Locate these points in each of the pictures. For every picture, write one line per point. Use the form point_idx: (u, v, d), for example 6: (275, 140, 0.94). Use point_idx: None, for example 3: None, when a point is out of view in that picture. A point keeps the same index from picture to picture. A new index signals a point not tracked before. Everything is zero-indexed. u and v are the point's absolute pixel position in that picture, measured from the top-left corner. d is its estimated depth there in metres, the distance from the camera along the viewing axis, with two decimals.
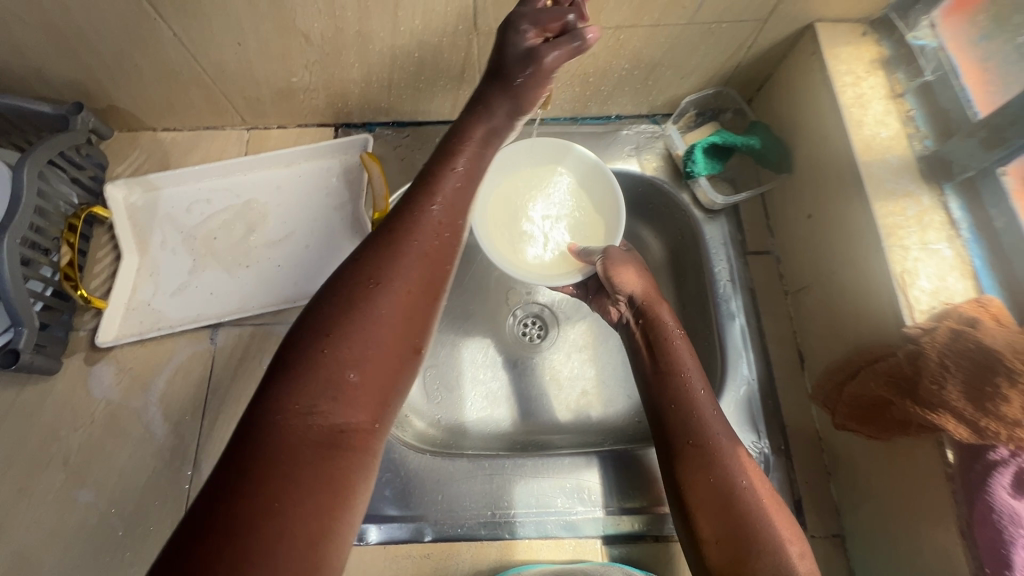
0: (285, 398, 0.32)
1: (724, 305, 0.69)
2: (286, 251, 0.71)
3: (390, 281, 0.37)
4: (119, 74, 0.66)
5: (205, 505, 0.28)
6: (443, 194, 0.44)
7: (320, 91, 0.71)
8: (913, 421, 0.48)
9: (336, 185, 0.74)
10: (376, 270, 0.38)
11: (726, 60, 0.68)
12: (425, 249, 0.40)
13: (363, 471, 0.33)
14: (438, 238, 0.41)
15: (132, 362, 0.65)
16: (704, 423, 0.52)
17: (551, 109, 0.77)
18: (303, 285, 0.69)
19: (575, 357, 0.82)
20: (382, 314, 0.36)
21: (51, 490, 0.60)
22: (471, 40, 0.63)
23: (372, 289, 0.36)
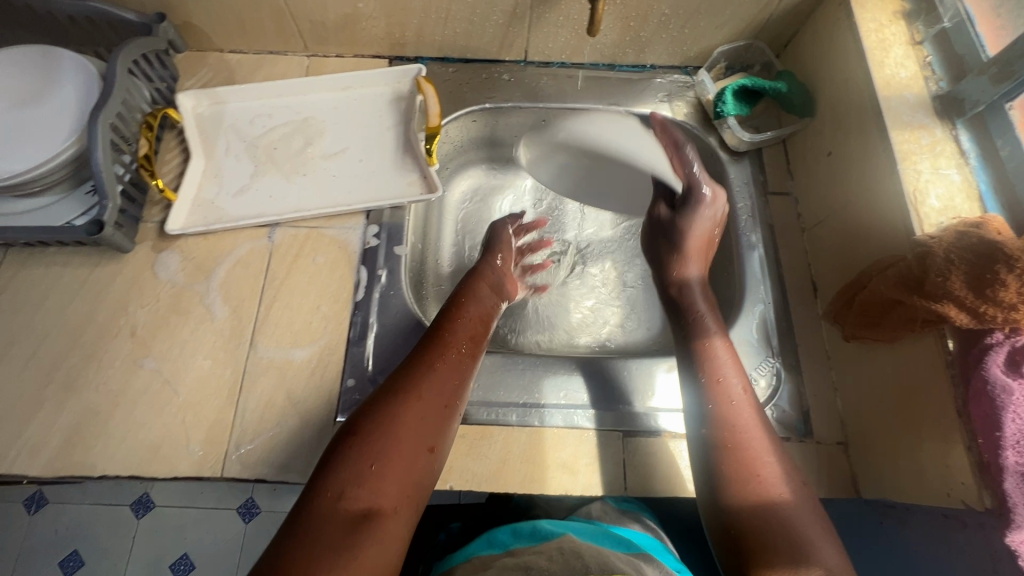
0: (327, 481, 0.48)
1: (746, 237, 0.74)
2: (341, 164, 0.76)
3: (419, 401, 0.54)
4: None
5: (277, 547, 0.44)
6: (457, 335, 0.62)
7: (382, 20, 0.77)
8: (918, 317, 0.52)
9: (389, 109, 0.80)
10: (401, 387, 0.55)
11: (759, 11, 0.74)
12: (436, 384, 0.56)
13: (382, 539, 0.46)
14: (453, 375, 0.58)
15: (196, 251, 0.70)
16: (740, 427, 0.55)
17: (592, 53, 0.82)
18: (356, 195, 0.74)
19: (598, 291, 0.87)
20: (412, 410, 0.53)
21: (118, 357, 0.65)
22: None
23: (396, 408, 0.53)
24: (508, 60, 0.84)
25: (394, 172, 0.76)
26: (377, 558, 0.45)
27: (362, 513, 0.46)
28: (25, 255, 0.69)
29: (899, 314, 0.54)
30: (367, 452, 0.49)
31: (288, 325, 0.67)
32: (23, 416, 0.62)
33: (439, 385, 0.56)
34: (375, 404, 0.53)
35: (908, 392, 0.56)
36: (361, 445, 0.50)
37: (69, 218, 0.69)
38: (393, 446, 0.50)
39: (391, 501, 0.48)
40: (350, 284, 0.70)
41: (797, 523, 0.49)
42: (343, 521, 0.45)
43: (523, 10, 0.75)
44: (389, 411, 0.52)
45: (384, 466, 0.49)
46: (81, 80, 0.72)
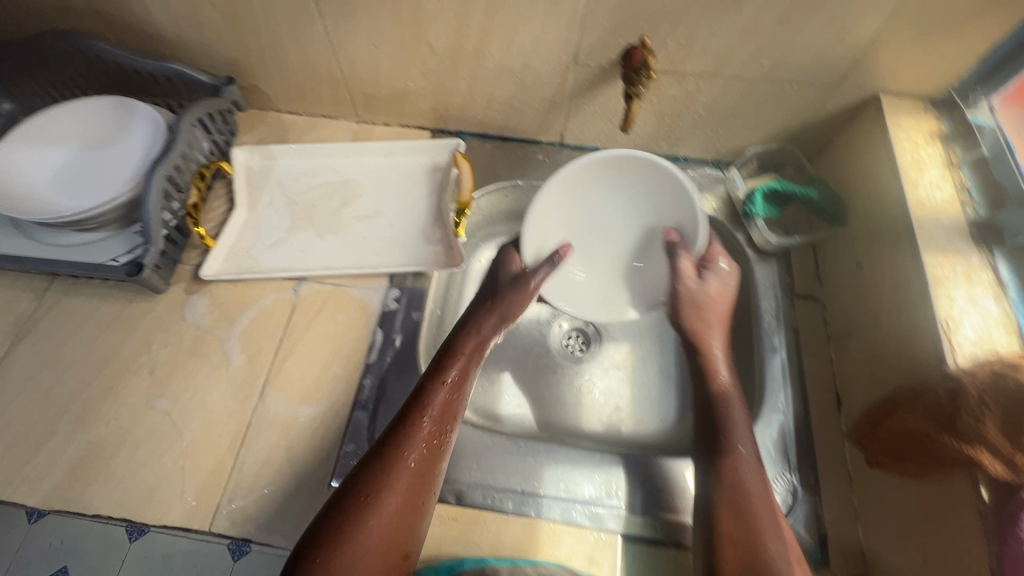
0: None
1: (766, 339, 0.72)
2: (373, 227, 0.79)
3: (389, 506, 0.52)
4: (268, 59, 0.78)
5: None
6: (433, 407, 0.59)
7: (428, 97, 0.82)
8: (948, 456, 0.49)
9: (426, 177, 0.83)
10: (368, 485, 0.53)
11: (793, 118, 0.76)
12: (414, 466, 0.55)
13: None
14: (426, 450, 0.57)
15: (224, 298, 0.73)
16: (748, 503, 0.55)
17: (625, 142, 0.85)
18: (383, 256, 0.77)
19: (612, 374, 0.87)
20: (374, 519, 0.51)
21: (135, 393, 0.67)
22: (569, 69, 0.73)
23: (362, 520, 0.51)
24: (544, 141, 0.87)
25: (421, 238, 0.78)
26: None
27: None
28: (72, 286, 0.74)
29: (927, 446, 0.51)
30: (331, 569, 0.48)
31: (299, 381, 0.68)
32: (34, 444, 0.63)
33: (415, 466, 0.55)
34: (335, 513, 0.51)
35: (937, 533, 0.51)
36: (323, 557, 0.48)
37: (114, 254, 0.73)
38: (361, 557, 0.49)
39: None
40: (365, 346, 0.71)
41: None
42: None
43: (562, 99, 0.78)
44: (352, 515, 0.51)
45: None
46: (150, 132, 0.79)
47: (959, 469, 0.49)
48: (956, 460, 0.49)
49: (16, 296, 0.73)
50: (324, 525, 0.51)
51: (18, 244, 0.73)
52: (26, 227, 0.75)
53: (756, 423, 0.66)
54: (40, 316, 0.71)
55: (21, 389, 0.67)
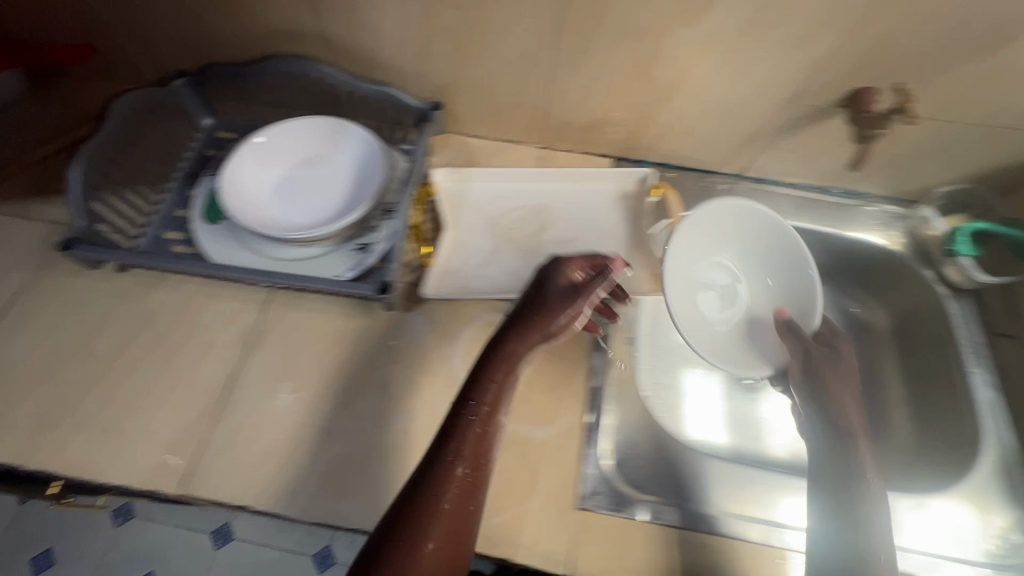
0: None
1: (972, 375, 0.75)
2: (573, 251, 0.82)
3: (460, 475, 0.49)
4: (478, 86, 0.81)
5: None
6: (463, 452, 0.50)
7: (624, 128, 0.84)
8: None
9: (617, 204, 0.85)
10: (401, 526, 0.46)
11: (994, 160, 0.78)
12: (445, 522, 0.47)
13: None
14: (459, 501, 0.48)
15: (442, 316, 0.75)
16: None
17: (809, 176, 0.87)
18: None
19: (790, 403, 0.88)
20: (436, 483, 0.48)
21: (371, 409, 0.68)
22: (784, 107, 0.75)
23: (428, 483, 0.48)
24: (724, 172, 0.90)
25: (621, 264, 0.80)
26: None
27: None
28: (294, 299, 0.76)
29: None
30: None
31: (526, 402, 0.69)
32: (282, 455, 0.65)
33: (447, 523, 0.47)
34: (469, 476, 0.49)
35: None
36: None
37: (337, 270, 0.75)
38: (428, 525, 0.46)
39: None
40: (583, 369, 0.71)
41: None
42: None
43: (762, 135, 0.81)
44: None
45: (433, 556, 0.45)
46: (365, 152, 0.81)
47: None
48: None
49: (242, 308, 0.75)
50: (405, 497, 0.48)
51: (245, 257, 0.76)
52: (251, 241, 0.77)
53: (980, 461, 0.68)
54: (268, 328, 0.73)
55: (261, 401, 0.68)
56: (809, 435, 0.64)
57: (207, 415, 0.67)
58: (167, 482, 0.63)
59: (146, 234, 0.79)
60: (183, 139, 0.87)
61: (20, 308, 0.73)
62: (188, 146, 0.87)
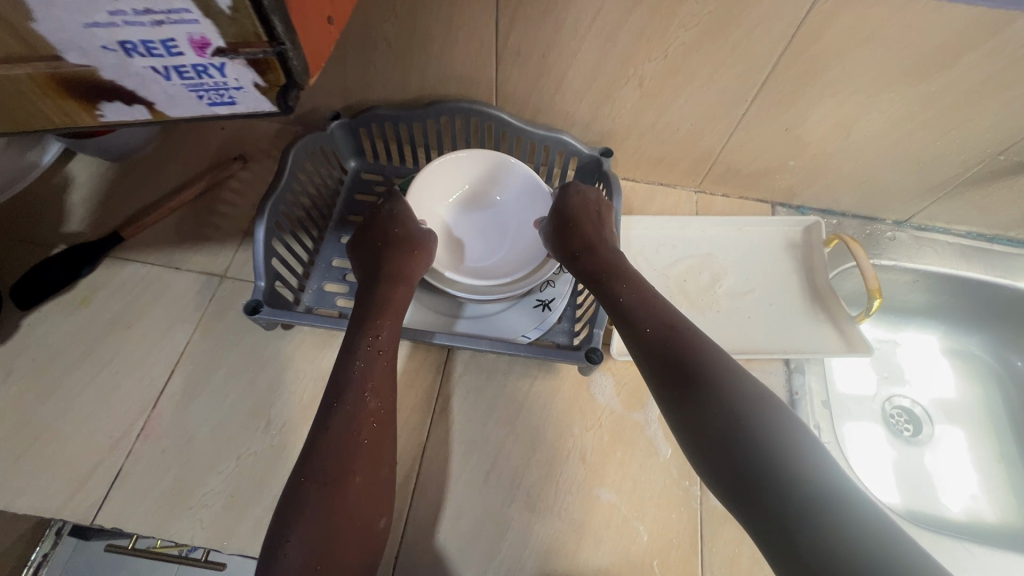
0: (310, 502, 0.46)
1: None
2: (749, 304, 0.79)
3: (369, 425, 0.52)
4: (653, 133, 0.78)
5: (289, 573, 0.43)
6: (381, 327, 0.58)
7: (796, 175, 0.81)
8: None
9: (786, 255, 0.82)
10: (340, 384, 0.53)
11: None
12: (371, 385, 0.54)
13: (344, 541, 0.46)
14: (373, 366, 0.55)
15: (629, 377, 0.72)
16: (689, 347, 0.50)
17: (978, 225, 0.85)
18: (773, 339, 0.76)
19: (955, 458, 0.84)
20: (350, 422, 0.51)
21: (574, 482, 0.65)
22: (981, 162, 0.73)
23: (341, 420, 0.51)
24: (886, 219, 0.87)
25: (801, 317, 0.78)
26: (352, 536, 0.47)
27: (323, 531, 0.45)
28: (472, 358, 0.72)
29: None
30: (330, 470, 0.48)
31: None
32: (493, 534, 0.62)
33: (372, 386, 0.54)
34: (363, 413, 0.52)
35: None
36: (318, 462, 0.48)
37: (521, 329, 0.72)
38: (355, 424, 0.51)
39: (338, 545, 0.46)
40: None
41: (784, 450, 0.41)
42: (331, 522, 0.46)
43: (944, 186, 0.78)
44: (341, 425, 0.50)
45: (346, 437, 0.50)
46: (525, 197, 0.77)
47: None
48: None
49: (421, 368, 0.71)
50: (320, 427, 0.51)
51: (424, 315, 0.73)
52: (421, 297, 0.74)
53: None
54: (452, 392, 0.70)
55: (459, 473, 0.65)
56: (618, 311, 0.56)
57: (404, 489, 0.63)
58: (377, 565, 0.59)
59: (310, 287, 0.76)
60: (332, 183, 0.83)
61: (191, 371, 0.69)
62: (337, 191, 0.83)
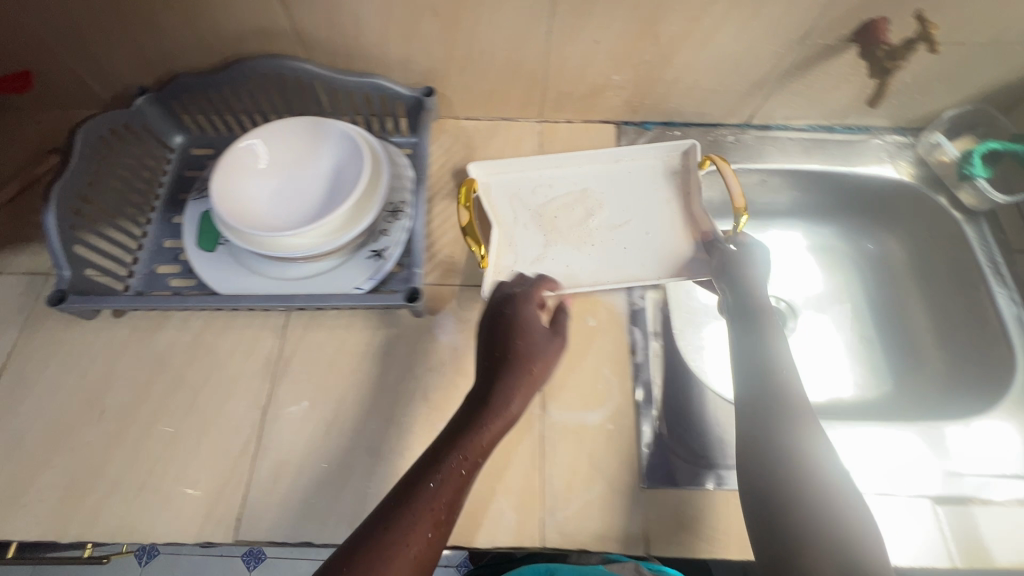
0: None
1: (982, 292, 0.78)
2: (603, 235, 0.79)
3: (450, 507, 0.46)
4: (473, 65, 0.76)
5: None
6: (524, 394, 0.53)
7: (627, 91, 0.81)
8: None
9: (624, 172, 0.83)
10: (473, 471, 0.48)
11: (998, 79, 0.77)
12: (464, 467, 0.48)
13: None
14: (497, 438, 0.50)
15: (470, 314, 0.73)
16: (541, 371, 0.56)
17: (815, 117, 0.85)
18: (649, 266, 0.76)
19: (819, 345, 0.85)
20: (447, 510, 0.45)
21: (417, 421, 0.66)
22: (791, 50, 0.73)
23: None
24: (729, 123, 0.87)
25: (659, 241, 0.78)
26: None
27: None
28: (313, 318, 0.72)
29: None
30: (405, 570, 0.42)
31: (574, 388, 0.69)
32: (335, 483, 0.62)
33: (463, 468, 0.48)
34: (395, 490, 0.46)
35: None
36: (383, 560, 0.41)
37: (353, 282, 0.71)
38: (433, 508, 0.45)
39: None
40: (626, 347, 0.71)
41: None
42: None
43: (768, 81, 0.78)
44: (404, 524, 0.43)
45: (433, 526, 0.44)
46: (336, 160, 0.74)
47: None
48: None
49: (260, 335, 0.70)
50: None
51: (255, 282, 0.71)
52: (252, 265, 0.72)
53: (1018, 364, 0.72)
54: (292, 355, 0.70)
55: (301, 430, 0.65)
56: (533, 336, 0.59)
57: (245, 454, 0.64)
58: (218, 530, 0.60)
59: (139, 272, 0.73)
60: (155, 163, 0.80)
61: (17, 373, 0.68)
62: (162, 170, 0.80)
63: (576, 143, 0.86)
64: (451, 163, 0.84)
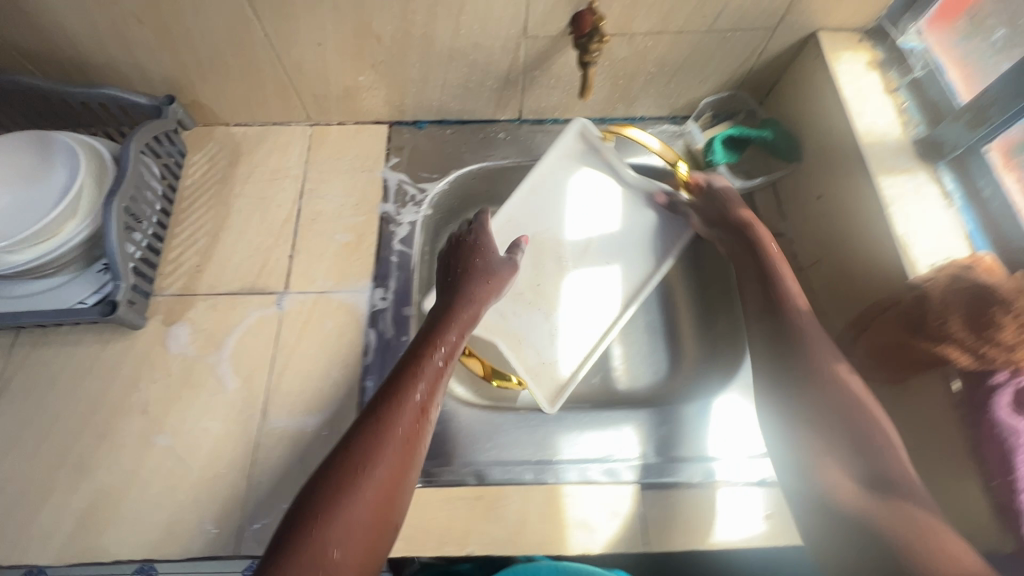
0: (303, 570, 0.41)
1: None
2: (590, 291, 0.78)
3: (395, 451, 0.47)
4: (210, 71, 0.75)
5: None
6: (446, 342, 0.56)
7: (381, 91, 0.80)
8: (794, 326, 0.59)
9: (388, 174, 0.83)
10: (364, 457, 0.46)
11: (740, 65, 0.78)
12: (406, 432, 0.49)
13: None
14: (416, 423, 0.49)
15: (207, 323, 0.72)
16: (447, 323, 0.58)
17: (584, 109, 0.86)
18: (586, 331, 0.75)
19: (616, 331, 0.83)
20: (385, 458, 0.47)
21: (130, 435, 0.65)
22: (519, 44, 0.73)
23: None
24: (503, 120, 0.87)
25: (641, 272, 0.77)
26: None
27: None
28: (42, 335, 0.71)
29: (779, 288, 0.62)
30: (330, 532, 0.43)
31: (299, 393, 0.68)
32: (35, 503, 0.62)
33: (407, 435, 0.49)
34: (336, 476, 0.45)
35: (788, 373, 0.57)
36: (320, 515, 0.43)
37: (80, 297, 0.70)
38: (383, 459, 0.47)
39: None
40: (359, 349, 0.71)
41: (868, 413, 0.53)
42: None
43: (516, 75, 0.78)
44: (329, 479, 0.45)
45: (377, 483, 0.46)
46: (56, 165, 0.71)
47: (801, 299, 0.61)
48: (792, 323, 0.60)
49: None
50: None
51: None
52: None
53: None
54: (13, 373, 0.68)
55: (10, 450, 0.64)
56: None
57: None
58: None
59: None
60: None
61: None
62: None
63: (346, 145, 0.85)
64: (214, 171, 0.83)
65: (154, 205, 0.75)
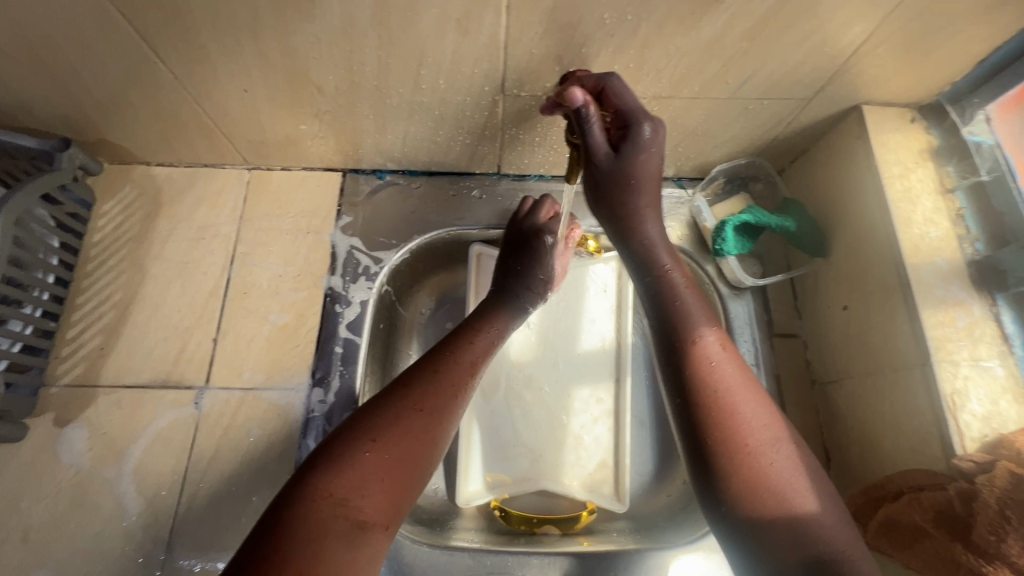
0: (333, 483, 0.39)
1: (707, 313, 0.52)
2: (586, 407, 0.72)
3: (443, 396, 0.48)
4: (112, 113, 0.60)
5: (309, 522, 0.37)
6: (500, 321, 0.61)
7: (329, 139, 0.66)
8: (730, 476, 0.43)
9: (336, 238, 0.70)
10: (418, 395, 0.47)
11: (763, 134, 0.64)
12: (454, 386, 0.50)
13: (380, 554, 0.40)
14: (468, 377, 0.52)
15: (107, 426, 0.60)
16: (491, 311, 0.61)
17: None
18: (584, 447, 0.71)
19: (602, 423, 0.72)
20: (428, 386, 0.48)
21: (7, 570, 0.55)
22: (497, 100, 0.58)
23: None
24: (479, 173, 0.73)
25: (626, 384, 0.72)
26: (333, 484, 0.39)
27: (359, 522, 0.39)
28: None
29: (716, 393, 0.46)
30: (371, 452, 0.42)
31: (214, 521, 0.57)
32: None
33: (454, 388, 0.50)
34: (395, 407, 0.45)
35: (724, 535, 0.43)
36: (364, 443, 0.42)
37: None
38: (426, 396, 0.47)
39: (388, 513, 0.41)
40: (290, 465, 0.60)
41: (760, 464, 0.43)
42: (341, 517, 0.38)
43: (493, 131, 0.64)
44: (375, 411, 0.45)
45: (426, 418, 0.46)
46: None
47: (789, 477, 0.42)
48: (720, 468, 0.43)
49: None
50: None
51: None
52: None
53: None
54: None
55: None
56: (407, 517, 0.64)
57: None
58: None
59: None
60: None
61: None
62: None
63: (289, 196, 0.71)
64: (127, 224, 0.69)
65: (46, 275, 0.62)
